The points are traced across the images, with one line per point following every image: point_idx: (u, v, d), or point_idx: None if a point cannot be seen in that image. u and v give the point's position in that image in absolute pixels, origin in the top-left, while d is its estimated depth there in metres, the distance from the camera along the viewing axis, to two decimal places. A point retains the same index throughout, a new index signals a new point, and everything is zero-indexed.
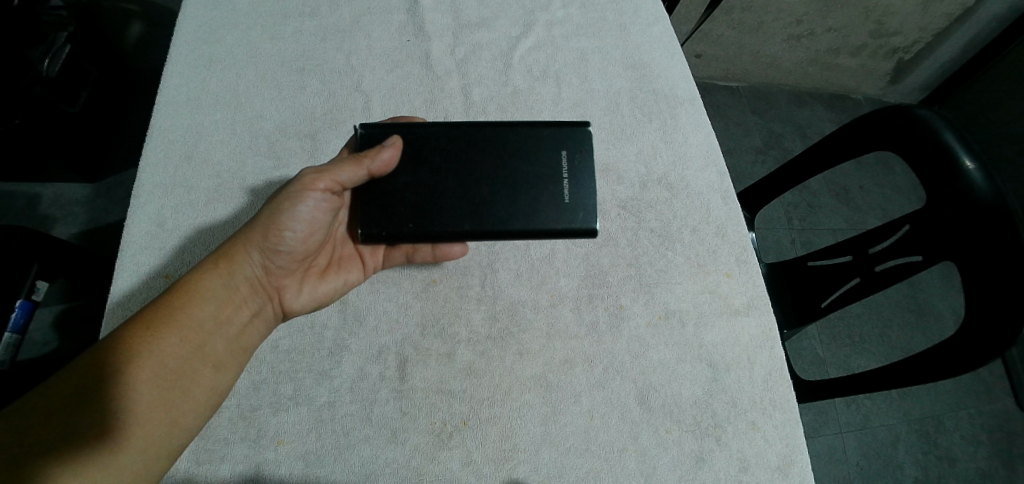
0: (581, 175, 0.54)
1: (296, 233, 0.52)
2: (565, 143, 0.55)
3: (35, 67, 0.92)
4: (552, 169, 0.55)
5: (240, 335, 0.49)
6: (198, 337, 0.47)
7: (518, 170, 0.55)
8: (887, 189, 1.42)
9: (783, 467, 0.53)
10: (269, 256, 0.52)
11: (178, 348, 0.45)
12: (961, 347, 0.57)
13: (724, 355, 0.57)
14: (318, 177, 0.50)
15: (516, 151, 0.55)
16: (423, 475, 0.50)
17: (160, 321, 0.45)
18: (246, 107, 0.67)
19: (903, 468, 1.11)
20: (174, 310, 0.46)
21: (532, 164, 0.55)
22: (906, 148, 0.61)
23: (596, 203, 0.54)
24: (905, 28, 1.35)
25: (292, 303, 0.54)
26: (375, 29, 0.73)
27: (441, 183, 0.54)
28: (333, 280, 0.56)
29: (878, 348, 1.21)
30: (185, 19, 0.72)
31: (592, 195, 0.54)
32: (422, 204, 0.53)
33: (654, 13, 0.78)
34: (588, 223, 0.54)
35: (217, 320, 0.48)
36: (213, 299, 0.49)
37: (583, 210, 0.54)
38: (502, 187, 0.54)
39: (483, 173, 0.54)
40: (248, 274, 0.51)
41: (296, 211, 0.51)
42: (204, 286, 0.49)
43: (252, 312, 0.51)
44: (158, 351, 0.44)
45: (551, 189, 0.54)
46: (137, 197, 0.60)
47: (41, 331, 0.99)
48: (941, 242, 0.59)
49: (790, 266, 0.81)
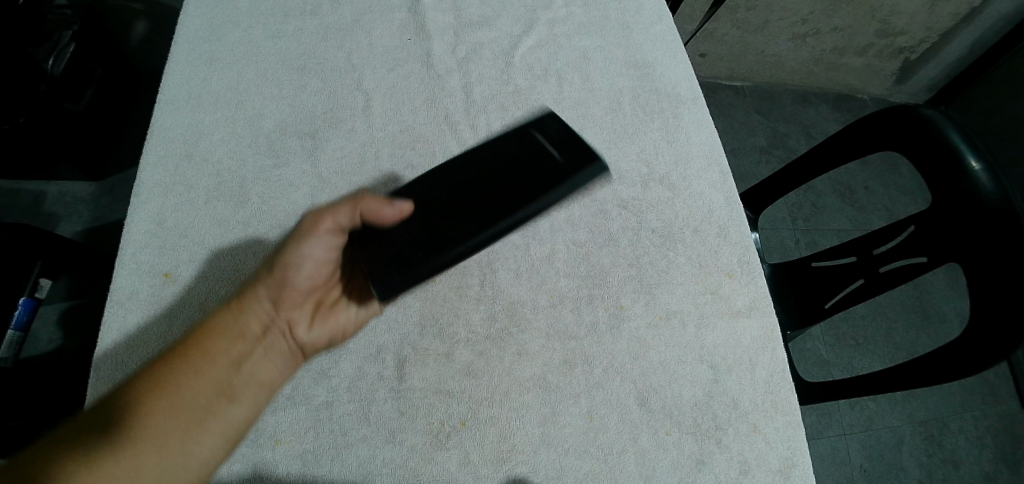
0: (564, 136, 0.51)
1: (303, 272, 0.53)
2: (532, 125, 0.53)
3: (40, 66, 0.93)
4: (536, 149, 0.51)
5: (254, 366, 0.49)
6: (212, 368, 0.47)
7: (507, 169, 0.51)
8: (892, 189, 1.41)
9: (784, 470, 0.52)
10: (279, 292, 0.53)
11: (193, 379, 0.46)
12: (965, 350, 0.56)
13: (726, 357, 0.57)
14: (318, 219, 0.51)
15: (497, 155, 0.52)
16: (421, 475, 0.50)
17: (179, 353, 0.47)
18: (247, 106, 0.67)
19: (907, 471, 1.10)
20: (191, 344, 0.48)
21: (516, 156, 0.51)
22: (920, 160, 0.60)
23: (588, 146, 0.50)
24: (912, 28, 1.34)
25: (303, 336, 0.53)
26: (376, 28, 0.73)
27: (440, 217, 0.50)
28: (346, 312, 0.55)
29: (882, 349, 1.20)
30: (187, 18, 0.72)
31: (582, 146, 0.50)
32: (423, 235, 0.49)
33: (656, 12, 0.77)
34: (594, 166, 0.48)
35: (231, 353, 0.49)
36: (228, 334, 0.50)
37: (584, 159, 0.49)
38: (499, 185, 0.50)
39: (476, 185, 0.51)
40: (260, 310, 0.52)
41: (301, 251, 0.52)
42: (218, 323, 0.50)
43: (265, 345, 0.51)
44: (173, 381, 0.45)
45: (546, 161, 0.50)
46: (138, 195, 0.60)
47: (45, 329, 1.00)
48: (947, 244, 0.58)
49: (794, 266, 0.81)
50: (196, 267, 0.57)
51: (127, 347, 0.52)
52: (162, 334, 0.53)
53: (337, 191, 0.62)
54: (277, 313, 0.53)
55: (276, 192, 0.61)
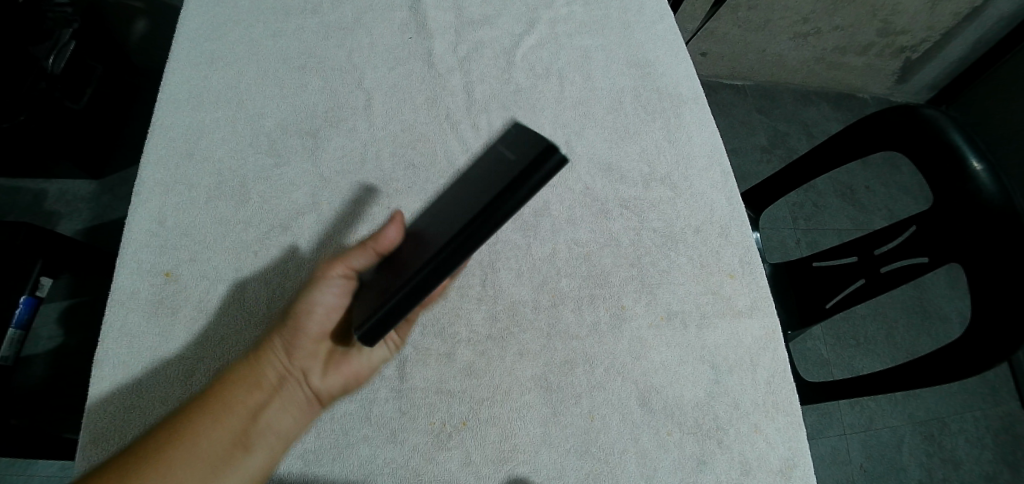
0: (523, 138, 0.39)
1: (319, 317, 0.50)
2: (503, 139, 0.42)
3: (40, 64, 0.93)
4: (497, 163, 0.40)
5: (272, 416, 0.47)
6: (229, 421, 0.45)
7: (466, 193, 0.41)
8: (894, 189, 1.41)
9: (785, 470, 0.52)
10: (294, 340, 0.49)
11: (212, 431, 0.44)
12: (966, 350, 0.56)
13: (727, 357, 0.57)
14: (333, 264, 0.50)
15: (476, 173, 0.43)
16: (422, 475, 0.49)
17: (197, 404, 0.44)
18: (248, 105, 0.66)
19: (907, 471, 1.10)
20: (209, 395, 0.45)
21: (480, 178, 0.41)
22: (921, 160, 0.59)
23: (540, 140, 0.36)
24: (913, 27, 1.34)
25: (319, 383, 0.50)
26: (377, 27, 0.73)
27: (407, 259, 0.43)
28: (361, 356, 0.52)
29: (882, 349, 1.20)
30: (187, 16, 0.72)
31: (535, 142, 0.36)
32: (389, 282, 0.43)
33: (658, 11, 0.77)
34: (539, 161, 0.34)
35: (250, 403, 0.46)
36: (244, 386, 0.47)
37: (530, 156, 0.35)
38: (463, 201, 0.40)
39: (448, 211, 0.42)
40: (275, 361, 0.49)
41: (318, 297, 0.49)
42: (231, 373, 0.47)
43: (282, 395, 0.48)
44: (193, 434, 0.43)
45: (498, 170, 0.38)
46: (138, 195, 0.60)
47: (46, 327, 0.99)
48: (948, 244, 0.58)
49: (795, 266, 0.81)
50: (196, 266, 0.57)
51: (130, 351, 0.52)
52: (164, 335, 0.53)
53: (338, 190, 0.62)
54: (293, 362, 0.49)
55: (277, 192, 0.61)
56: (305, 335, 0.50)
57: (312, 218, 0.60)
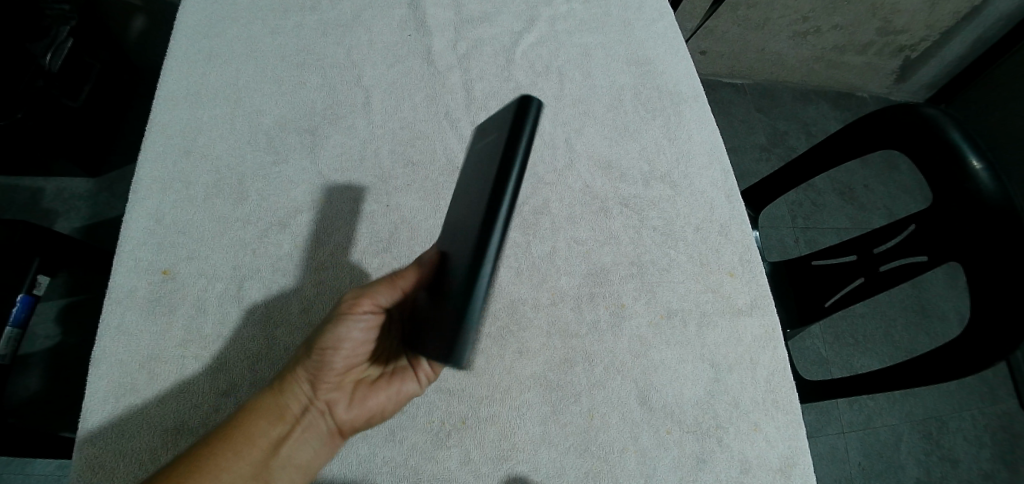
0: (489, 130, 0.43)
1: (344, 351, 0.48)
2: (472, 158, 0.45)
3: (37, 61, 0.93)
4: (478, 159, 0.43)
5: (291, 450, 0.46)
6: (249, 454, 0.44)
7: (469, 198, 0.42)
8: (893, 188, 1.41)
9: (785, 469, 0.52)
10: (318, 375, 0.48)
11: (231, 468, 0.43)
12: (964, 349, 0.56)
13: (727, 355, 0.56)
14: (357, 301, 0.47)
15: (466, 182, 0.45)
16: (421, 474, 0.49)
17: (217, 438, 0.44)
18: (246, 102, 0.66)
19: (906, 470, 1.10)
20: (230, 429, 0.45)
21: (470, 183, 0.43)
22: (920, 158, 0.59)
23: (500, 111, 0.41)
24: (912, 26, 1.33)
25: (342, 415, 0.49)
26: (377, 24, 0.72)
27: (444, 277, 0.41)
28: (386, 390, 0.50)
29: (881, 348, 1.20)
30: (185, 13, 0.71)
31: (500, 115, 0.41)
32: (439, 298, 0.40)
33: (658, 9, 0.77)
34: (517, 110, 0.39)
35: (270, 437, 0.46)
36: (267, 419, 0.46)
37: (501, 122, 0.41)
38: (472, 197, 0.41)
39: (460, 216, 0.43)
40: (300, 393, 0.48)
41: (342, 333, 0.47)
42: (255, 404, 0.46)
43: (305, 428, 0.47)
44: (211, 471, 0.42)
45: (487, 156, 0.41)
46: (136, 192, 0.60)
47: (43, 326, 0.99)
48: (947, 242, 0.58)
49: (794, 264, 0.81)
50: (193, 263, 0.57)
51: (128, 351, 0.52)
52: (161, 333, 0.53)
53: (336, 188, 0.61)
54: (317, 394, 0.48)
55: (276, 190, 0.61)
56: (329, 369, 0.48)
57: (311, 216, 0.60)
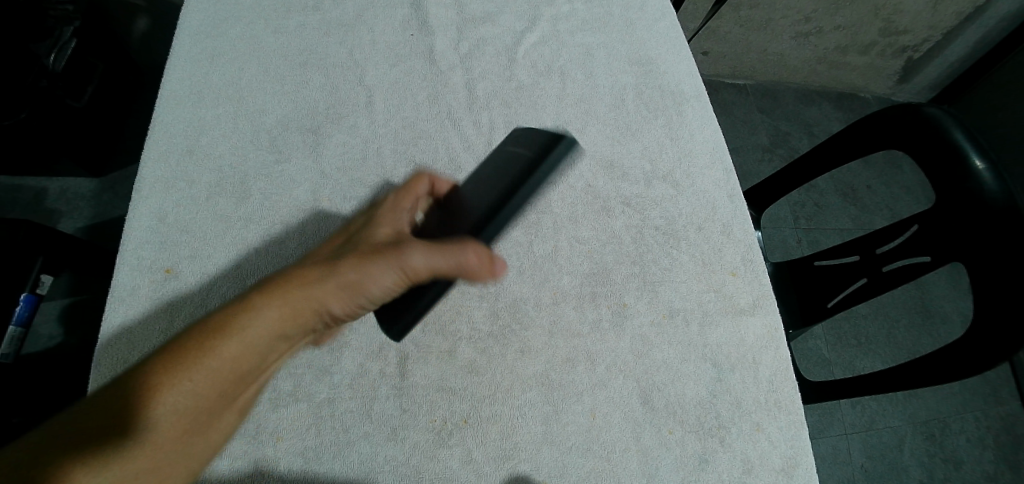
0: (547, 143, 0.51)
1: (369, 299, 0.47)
2: (513, 142, 0.55)
3: (41, 61, 0.93)
4: (511, 160, 0.52)
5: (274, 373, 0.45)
6: (242, 384, 0.41)
7: (486, 185, 0.51)
8: (896, 188, 1.41)
9: (787, 469, 0.52)
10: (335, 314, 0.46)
11: (217, 399, 0.39)
12: (967, 350, 0.56)
13: (729, 355, 0.56)
14: (423, 271, 0.44)
15: (490, 170, 0.53)
16: (422, 473, 0.49)
17: (213, 365, 0.39)
18: (249, 102, 0.66)
19: (909, 471, 1.09)
20: (229, 357, 0.39)
21: (496, 173, 0.52)
22: (922, 156, 0.59)
23: (565, 140, 0.50)
24: (916, 27, 1.33)
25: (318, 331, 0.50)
26: (379, 24, 0.73)
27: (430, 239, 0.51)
28: None
29: (884, 349, 1.20)
30: (189, 13, 0.72)
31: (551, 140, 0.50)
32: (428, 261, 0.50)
33: (660, 9, 0.77)
34: (568, 146, 0.49)
35: (264, 367, 0.43)
36: (267, 349, 0.42)
37: (555, 148, 0.50)
38: (490, 194, 0.50)
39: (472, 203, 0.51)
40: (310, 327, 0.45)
41: (378, 290, 0.45)
42: (264, 330, 0.41)
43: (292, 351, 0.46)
44: (199, 401, 0.38)
45: (519, 166, 0.50)
46: (139, 191, 0.60)
47: (46, 325, 1.00)
48: (950, 242, 0.58)
49: (796, 265, 0.80)
50: (193, 261, 0.57)
51: (130, 347, 0.52)
52: (163, 331, 0.53)
53: (339, 188, 0.62)
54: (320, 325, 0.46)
55: (278, 189, 0.61)
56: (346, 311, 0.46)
57: (313, 214, 0.60)
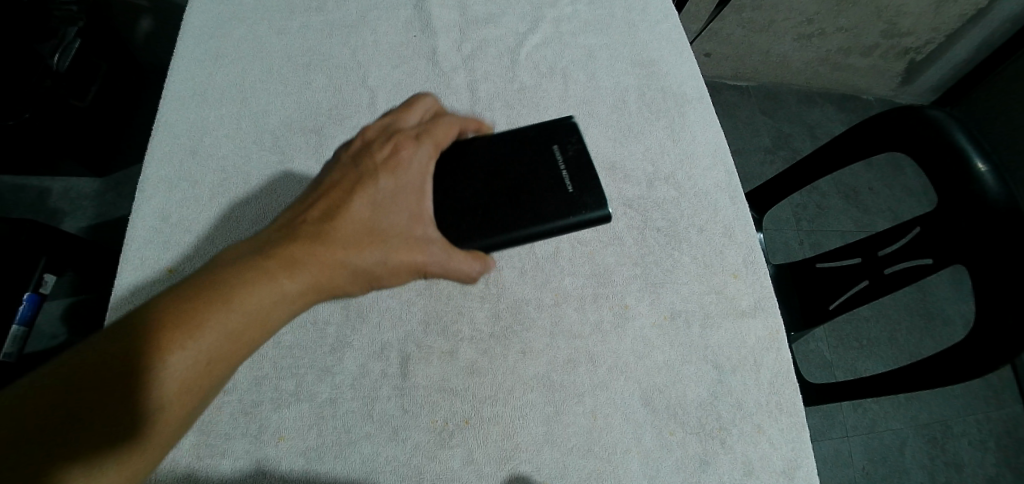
0: (584, 169, 0.54)
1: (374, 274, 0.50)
2: (556, 139, 0.56)
3: (45, 62, 0.93)
4: (549, 166, 0.54)
5: None
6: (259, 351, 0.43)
7: (515, 175, 0.54)
8: (898, 190, 1.40)
9: (788, 471, 0.52)
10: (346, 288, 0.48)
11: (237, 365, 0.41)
12: (968, 353, 0.56)
13: (730, 357, 0.56)
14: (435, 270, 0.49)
15: (524, 158, 0.55)
16: (423, 473, 0.49)
17: (241, 334, 0.40)
18: (252, 103, 0.66)
19: (910, 474, 1.09)
20: (255, 327, 0.41)
21: (526, 167, 0.55)
22: (924, 158, 0.59)
23: (602, 189, 0.53)
24: (918, 29, 1.33)
25: None
26: (382, 25, 0.73)
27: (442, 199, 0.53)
28: None
29: (885, 351, 1.20)
30: (193, 15, 0.72)
31: (594, 182, 0.53)
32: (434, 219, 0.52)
33: (662, 11, 0.77)
34: (601, 210, 0.52)
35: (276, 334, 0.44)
36: (286, 319, 0.43)
37: (591, 196, 0.53)
38: (515, 196, 0.53)
39: (494, 188, 0.54)
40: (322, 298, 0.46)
41: (393, 276, 0.48)
42: (289, 303, 0.43)
43: None
44: (224, 367, 0.39)
45: (553, 185, 0.54)
46: (143, 191, 0.61)
47: (48, 325, 1.00)
48: (952, 245, 0.58)
49: (798, 267, 0.80)
50: (195, 260, 0.57)
51: None
52: None
53: None
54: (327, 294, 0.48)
55: (280, 189, 0.61)
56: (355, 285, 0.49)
57: None
